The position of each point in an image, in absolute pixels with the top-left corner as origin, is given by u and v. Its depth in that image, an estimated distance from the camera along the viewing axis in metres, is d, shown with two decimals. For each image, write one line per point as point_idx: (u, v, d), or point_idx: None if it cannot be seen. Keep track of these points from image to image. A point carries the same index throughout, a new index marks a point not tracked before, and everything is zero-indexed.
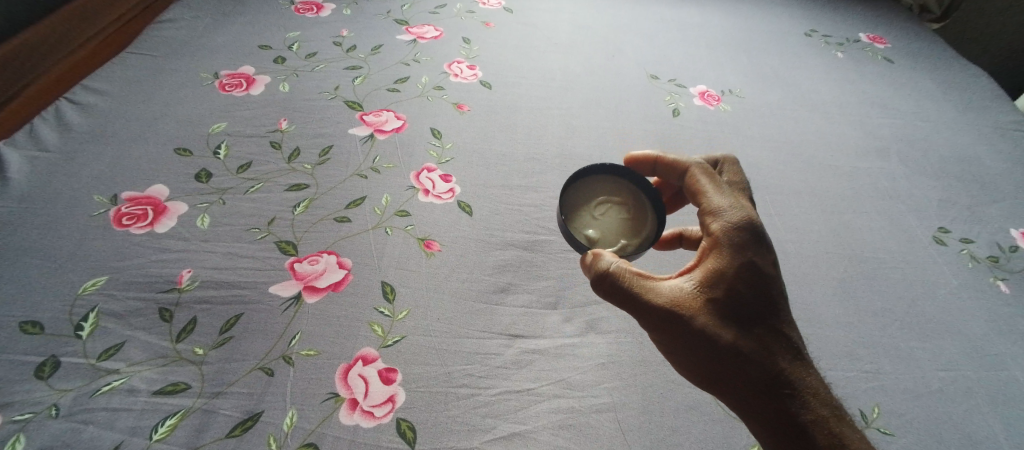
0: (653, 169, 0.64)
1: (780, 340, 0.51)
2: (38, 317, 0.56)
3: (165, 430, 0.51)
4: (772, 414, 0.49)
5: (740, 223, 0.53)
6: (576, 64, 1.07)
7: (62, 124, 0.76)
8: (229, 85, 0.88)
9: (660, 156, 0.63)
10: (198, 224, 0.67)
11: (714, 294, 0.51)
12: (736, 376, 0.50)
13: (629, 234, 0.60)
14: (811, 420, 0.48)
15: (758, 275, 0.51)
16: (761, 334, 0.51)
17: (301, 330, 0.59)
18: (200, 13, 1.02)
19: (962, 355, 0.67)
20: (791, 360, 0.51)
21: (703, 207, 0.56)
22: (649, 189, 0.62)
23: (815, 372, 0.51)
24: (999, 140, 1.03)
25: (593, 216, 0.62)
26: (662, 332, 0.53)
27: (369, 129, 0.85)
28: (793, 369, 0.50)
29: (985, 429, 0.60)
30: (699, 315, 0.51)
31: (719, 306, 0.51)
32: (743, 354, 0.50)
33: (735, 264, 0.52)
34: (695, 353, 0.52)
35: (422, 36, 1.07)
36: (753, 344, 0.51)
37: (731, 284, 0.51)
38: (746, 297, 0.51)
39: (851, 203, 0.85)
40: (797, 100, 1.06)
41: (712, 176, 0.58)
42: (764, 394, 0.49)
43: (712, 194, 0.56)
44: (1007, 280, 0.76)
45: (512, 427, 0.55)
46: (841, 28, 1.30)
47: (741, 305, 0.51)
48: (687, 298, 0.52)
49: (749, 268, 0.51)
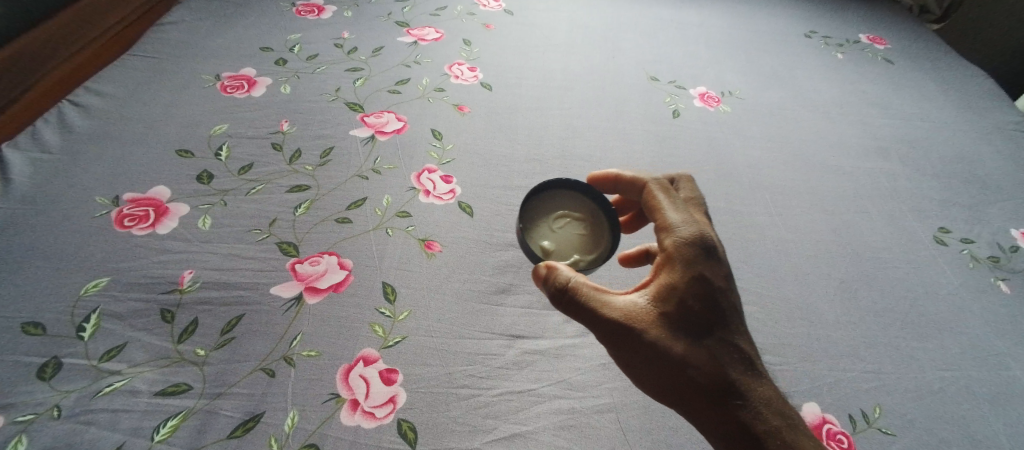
0: (613, 187, 0.64)
1: (732, 350, 0.51)
2: (40, 319, 0.57)
3: (166, 431, 0.51)
4: (725, 425, 0.49)
5: (693, 238, 0.52)
6: (576, 65, 1.07)
7: (64, 126, 0.76)
8: (230, 87, 0.88)
9: (618, 175, 0.62)
10: (200, 226, 0.67)
11: (666, 308, 0.51)
12: (689, 388, 0.50)
13: (584, 250, 0.59)
14: (764, 431, 0.48)
15: (710, 288, 0.51)
16: (712, 346, 0.50)
17: (302, 331, 0.59)
18: (201, 15, 1.02)
19: (963, 355, 0.67)
20: (742, 371, 0.50)
21: (659, 222, 0.55)
22: (609, 211, 0.61)
23: (767, 381, 0.51)
24: (1000, 140, 1.03)
25: (552, 228, 0.61)
26: (615, 346, 0.52)
27: (370, 131, 0.85)
28: (745, 380, 0.50)
29: (987, 429, 0.60)
30: (652, 328, 0.50)
31: (671, 319, 0.51)
32: (695, 365, 0.50)
33: (687, 278, 0.51)
34: (647, 367, 0.51)
35: (422, 38, 1.07)
36: (705, 355, 0.50)
37: (683, 298, 0.51)
38: (698, 310, 0.51)
39: (852, 203, 0.85)
40: (798, 101, 1.06)
41: (668, 191, 0.57)
42: (716, 406, 0.49)
43: (668, 208, 0.55)
44: (1008, 280, 0.76)
45: (513, 427, 0.55)
46: (842, 29, 1.30)
47: (694, 318, 0.51)
48: (640, 312, 0.51)
49: (701, 282, 0.51)
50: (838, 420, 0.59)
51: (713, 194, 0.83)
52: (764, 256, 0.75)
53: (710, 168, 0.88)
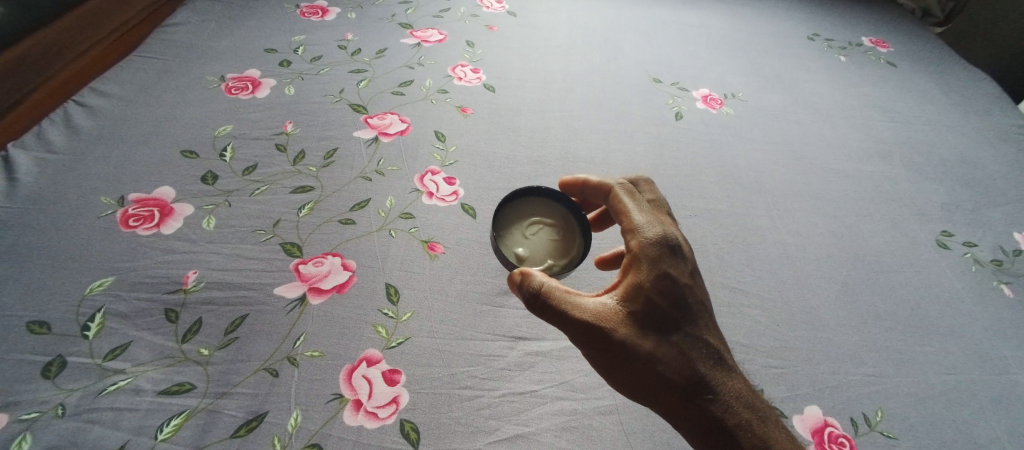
0: (580, 191, 0.63)
1: (701, 346, 0.51)
2: (45, 318, 0.57)
3: (170, 430, 0.51)
4: (696, 420, 0.49)
5: (658, 239, 0.52)
6: (579, 68, 1.08)
7: (70, 126, 0.77)
8: (235, 88, 0.89)
9: (584, 179, 0.61)
10: (204, 226, 0.68)
11: (635, 308, 0.51)
12: (660, 386, 0.50)
13: (557, 255, 0.60)
14: (734, 424, 0.49)
15: (677, 287, 0.51)
16: (681, 342, 0.51)
17: (306, 331, 0.60)
18: (206, 16, 1.03)
19: (966, 358, 0.67)
20: (711, 365, 0.51)
21: (624, 224, 0.55)
22: (578, 214, 0.62)
23: (734, 373, 0.52)
24: (1003, 144, 1.02)
25: (525, 235, 0.61)
26: (585, 348, 0.51)
27: (374, 132, 0.85)
28: (714, 374, 0.51)
29: (989, 433, 0.60)
30: (622, 329, 0.50)
31: (640, 319, 0.51)
32: (665, 363, 0.50)
33: (654, 278, 0.51)
34: (619, 367, 0.51)
35: (426, 40, 1.07)
36: (675, 353, 0.50)
37: (651, 298, 0.51)
38: (666, 310, 0.51)
39: (855, 206, 0.86)
40: (800, 104, 1.06)
41: (633, 195, 0.56)
42: (687, 402, 0.50)
43: (633, 211, 0.55)
44: (1011, 284, 0.76)
45: (515, 428, 0.55)
46: (845, 32, 1.30)
47: (662, 317, 0.51)
48: (610, 314, 0.51)
49: (668, 282, 0.51)
50: (840, 423, 0.59)
51: (715, 196, 0.83)
52: (767, 258, 0.75)
53: (712, 170, 0.88)
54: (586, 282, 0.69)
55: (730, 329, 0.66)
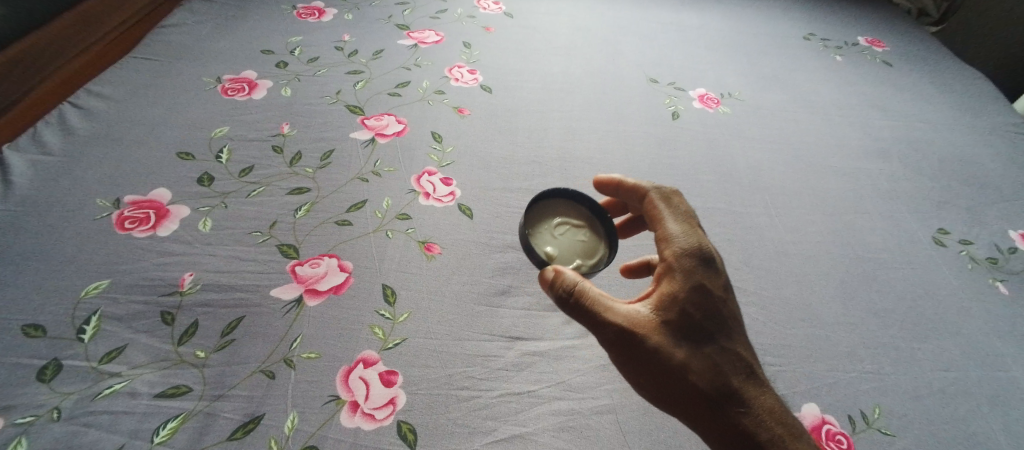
0: (615, 192, 0.65)
1: (733, 359, 0.51)
2: (40, 321, 0.57)
3: (165, 433, 0.51)
4: (726, 433, 0.49)
5: (693, 249, 0.54)
6: (576, 68, 1.08)
7: (65, 128, 0.77)
8: (231, 89, 0.89)
9: (620, 181, 0.64)
10: (200, 228, 0.68)
11: (669, 316, 0.51)
12: (692, 397, 0.50)
13: (585, 255, 0.61)
14: (769, 441, 0.48)
15: (710, 297, 0.52)
16: (715, 354, 0.51)
17: (302, 333, 0.59)
18: (202, 18, 1.03)
19: (962, 356, 0.67)
20: (744, 379, 0.51)
21: (659, 233, 0.57)
22: (602, 218, 0.63)
23: (767, 389, 0.51)
24: (999, 142, 1.03)
25: (553, 235, 0.62)
26: (616, 352, 0.51)
27: (370, 133, 0.85)
28: (746, 388, 0.50)
29: (985, 430, 0.60)
30: (655, 335, 0.51)
31: (673, 327, 0.51)
32: (697, 373, 0.50)
33: (688, 288, 0.52)
34: (650, 374, 0.51)
35: (423, 41, 1.07)
36: (707, 364, 0.50)
37: (685, 307, 0.51)
38: (699, 321, 0.51)
39: (851, 205, 0.86)
40: (797, 103, 1.06)
41: (669, 201, 0.59)
42: (718, 414, 0.49)
43: (669, 219, 0.57)
44: (1007, 282, 0.76)
45: (512, 429, 0.55)
46: (840, 32, 1.30)
47: (695, 327, 0.51)
48: (643, 320, 0.51)
49: (701, 291, 0.52)
50: (837, 422, 0.59)
51: (712, 196, 0.83)
52: (764, 257, 0.75)
53: (709, 170, 0.88)
54: None
55: None
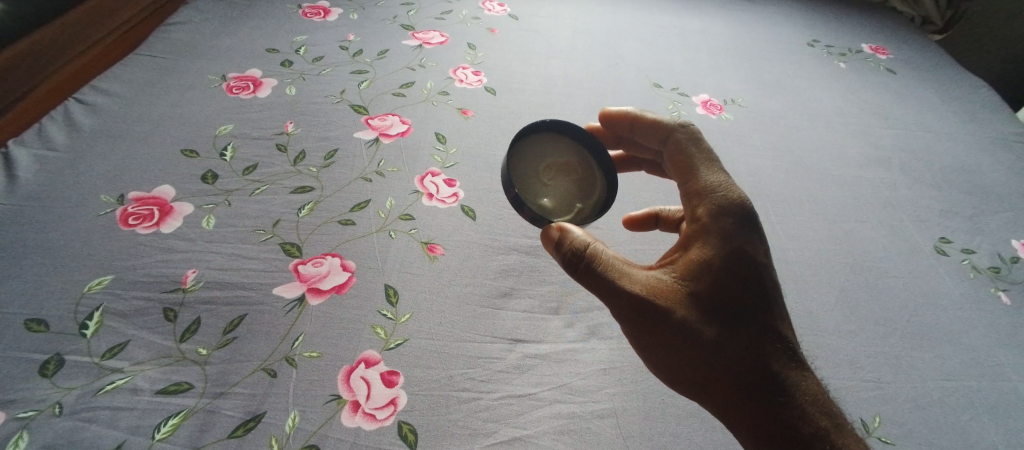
0: (629, 128, 0.66)
1: (772, 339, 0.51)
2: (43, 316, 0.57)
3: (166, 430, 0.51)
4: (759, 416, 0.49)
5: (728, 210, 0.53)
6: (580, 71, 1.08)
7: (71, 124, 0.77)
8: (236, 87, 0.89)
9: (637, 115, 0.64)
10: (204, 225, 0.68)
11: (699, 286, 0.51)
12: (727, 378, 0.49)
13: (579, 196, 0.63)
14: (812, 432, 0.48)
15: (746, 266, 0.52)
16: (753, 334, 0.50)
17: (304, 332, 0.59)
18: (208, 16, 1.03)
19: (962, 365, 0.67)
20: (785, 362, 0.50)
21: (690, 190, 0.57)
22: (595, 150, 0.65)
23: (810, 374, 0.51)
24: (1001, 152, 1.03)
25: (543, 182, 0.63)
26: (641, 326, 0.52)
27: (374, 133, 0.85)
28: (788, 372, 0.50)
29: (985, 440, 0.60)
30: (683, 307, 0.51)
31: (703, 297, 0.51)
32: (729, 350, 0.50)
33: (721, 254, 0.52)
34: (676, 348, 0.51)
35: (428, 42, 1.08)
36: (743, 344, 0.50)
37: (718, 275, 0.51)
38: (734, 290, 0.51)
39: (853, 212, 0.86)
40: (799, 110, 1.06)
41: (699, 147, 0.59)
42: (752, 396, 0.49)
43: (703, 172, 0.57)
44: (1008, 291, 0.76)
45: (513, 431, 0.55)
46: (844, 39, 1.31)
47: (731, 300, 0.51)
48: (668, 291, 0.52)
49: (736, 259, 0.52)
50: None
51: None
52: None
53: None
54: (586, 286, 0.69)
55: None
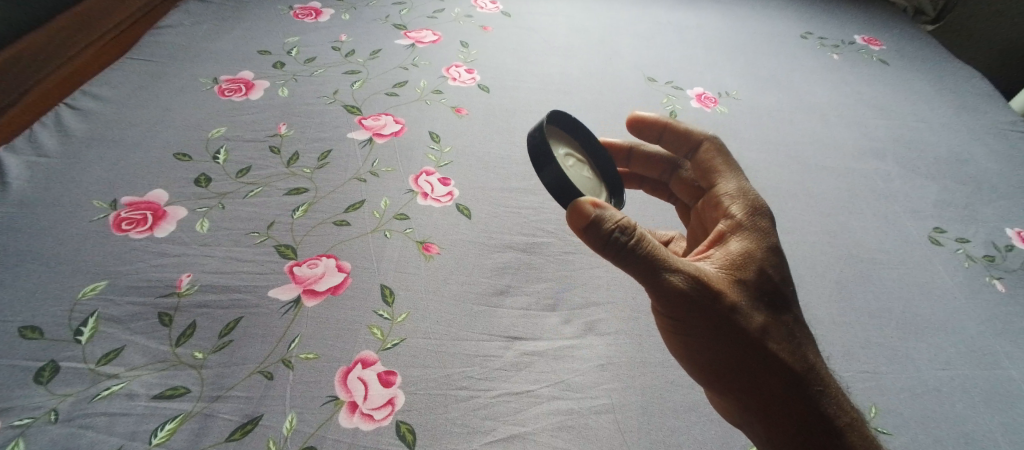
0: (656, 137, 0.67)
1: (804, 332, 0.54)
2: (37, 322, 0.56)
3: (164, 434, 0.51)
4: (793, 404, 0.50)
5: (760, 210, 0.58)
6: (574, 67, 1.08)
7: (62, 130, 0.76)
8: (228, 90, 0.89)
9: (670, 123, 0.65)
10: (198, 229, 0.68)
11: (743, 275, 0.53)
12: (770, 366, 0.51)
13: (593, 192, 0.62)
14: (845, 423, 0.50)
15: (780, 261, 0.55)
16: (788, 325, 0.53)
17: (301, 334, 0.59)
18: (199, 18, 1.03)
19: (959, 354, 0.67)
20: (816, 356, 0.53)
21: (719, 192, 0.61)
22: (604, 161, 0.67)
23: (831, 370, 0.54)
24: (994, 141, 1.03)
25: (566, 164, 0.60)
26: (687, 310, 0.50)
27: (368, 133, 0.85)
28: (819, 364, 0.53)
29: (983, 429, 0.60)
30: (732, 293, 0.51)
31: (747, 286, 0.52)
32: (773, 338, 0.51)
33: (761, 247, 0.55)
34: (722, 337, 0.50)
35: (421, 41, 1.07)
36: (782, 334, 0.52)
37: (760, 266, 0.54)
38: (774, 281, 0.54)
39: (848, 204, 0.86)
40: (794, 102, 1.06)
41: (726, 155, 0.63)
42: (788, 386, 0.50)
43: (730, 177, 0.61)
44: (1003, 279, 0.77)
45: (512, 429, 0.55)
46: (837, 30, 1.31)
47: (771, 291, 0.53)
48: (717, 277, 0.52)
49: (773, 252, 0.55)
50: None
51: None
52: None
53: None
54: (582, 282, 0.69)
55: None
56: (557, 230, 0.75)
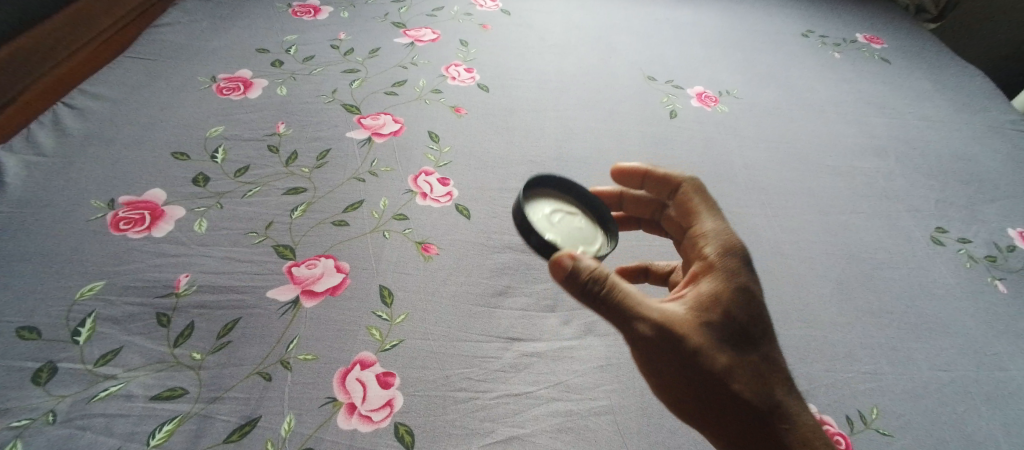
0: (640, 183, 0.65)
1: (774, 369, 0.53)
2: (35, 323, 0.56)
3: (162, 436, 0.51)
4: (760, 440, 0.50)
5: (734, 250, 0.55)
6: (573, 66, 1.08)
7: (59, 129, 0.76)
8: (226, 88, 0.88)
9: (649, 171, 0.64)
10: (196, 228, 0.67)
11: (712, 317, 0.52)
12: (733, 404, 0.50)
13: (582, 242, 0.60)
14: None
15: (752, 299, 0.53)
16: (756, 361, 0.52)
17: (299, 334, 0.59)
18: (197, 16, 1.02)
19: (959, 355, 0.67)
20: (785, 391, 0.52)
21: (694, 228, 0.59)
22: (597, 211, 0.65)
23: (801, 402, 0.53)
24: (996, 140, 1.03)
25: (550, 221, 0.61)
26: (661, 351, 0.51)
27: (367, 133, 0.85)
28: (788, 399, 0.52)
29: (983, 431, 0.60)
30: (696, 335, 0.51)
31: (719, 324, 0.52)
32: (737, 378, 0.50)
33: (731, 289, 0.53)
34: (680, 376, 0.51)
35: (419, 39, 1.07)
36: (748, 370, 0.51)
37: (728, 309, 0.52)
38: (742, 320, 0.52)
39: (848, 203, 0.85)
40: (794, 101, 1.06)
41: (704, 194, 0.60)
42: (763, 418, 0.50)
43: (705, 218, 0.59)
44: (1005, 279, 0.76)
45: (511, 430, 0.55)
46: (838, 28, 1.30)
47: (738, 332, 0.52)
48: (681, 319, 0.51)
49: (745, 291, 0.53)
50: (834, 422, 0.59)
51: None
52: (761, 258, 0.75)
53: (705, 168, 0.88)
54: None
55: None
56: None
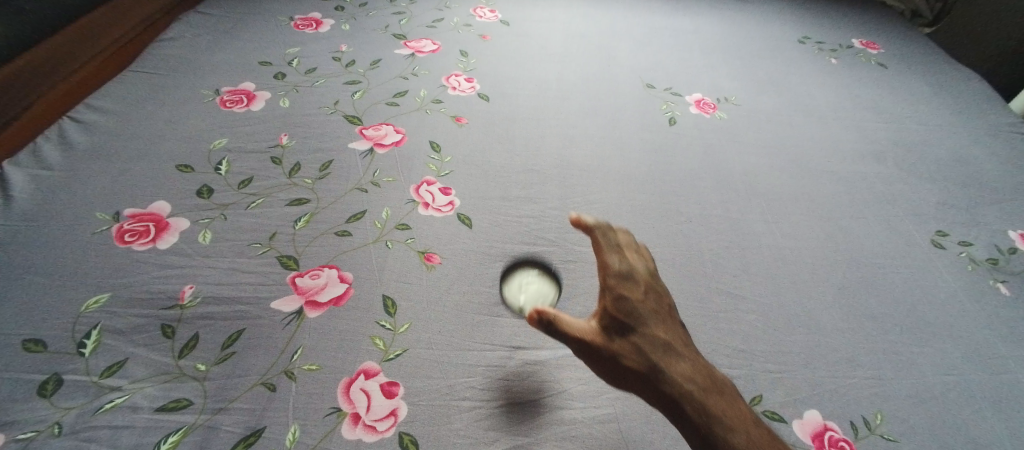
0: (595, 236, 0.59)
1: (660, 343, 0.52)
2: (41, 336, 0.57)
3: (167, 447, 0.51)
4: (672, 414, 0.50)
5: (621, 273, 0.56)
6: (572, 74, 1.09)
7: (65, 142, 0.77)
8: (230, 101, 0.89)
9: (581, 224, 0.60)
10: (200, 240, 0.68)
11: (608, 325, 0.53)
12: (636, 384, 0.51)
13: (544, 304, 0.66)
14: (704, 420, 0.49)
15: (632, 302, 0.54)
16: (640, 340, 0.52)
17: (303, 345, 0.59)
18: (201, 30, 1.04)
19: (963, 359, 0.67)
20: (668, 355, 0.52)
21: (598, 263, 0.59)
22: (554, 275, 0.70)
23: (694, 361, 0.52)
24: (995, 143, 1.03)
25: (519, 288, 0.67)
26: (588, 360, 0.53)
27: (369, 143, 0.85)
28: (667, 361, 0.51)
29: (988, 434, 0.60)
30: (599, 341, 0.53)
31: (614, 326, 0.53)
32: (630, 362, 0.51)
33: (613, 297, 0.55)
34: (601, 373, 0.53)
35: (420, 50, 1.08)
36: (635, 350, 0.52)
37: (616, 315, 0.54)
38: (626, 317, 0.54)
39: (848, 208, 0.86)
40: (792, 107, 1.06)
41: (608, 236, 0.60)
42: (659, 390, 0.50)
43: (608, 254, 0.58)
44: (1006, 282, 0.76)
45: (515, 439, 0.55)
46: (835, 34, 1.31)
47: (625, 325, 0.53)
48: (589, 331, 0.53)
49: (627, 299, 0.55)
50: (839, 427, 0.59)
51: (708, 201, 0.84)
52: (762, 264, 0.75)
53: (705, 175, 0.89)
54: (583, 290, 0.69)
55: (726, 334, 0.66)
56: (557, 238, 0.75)
